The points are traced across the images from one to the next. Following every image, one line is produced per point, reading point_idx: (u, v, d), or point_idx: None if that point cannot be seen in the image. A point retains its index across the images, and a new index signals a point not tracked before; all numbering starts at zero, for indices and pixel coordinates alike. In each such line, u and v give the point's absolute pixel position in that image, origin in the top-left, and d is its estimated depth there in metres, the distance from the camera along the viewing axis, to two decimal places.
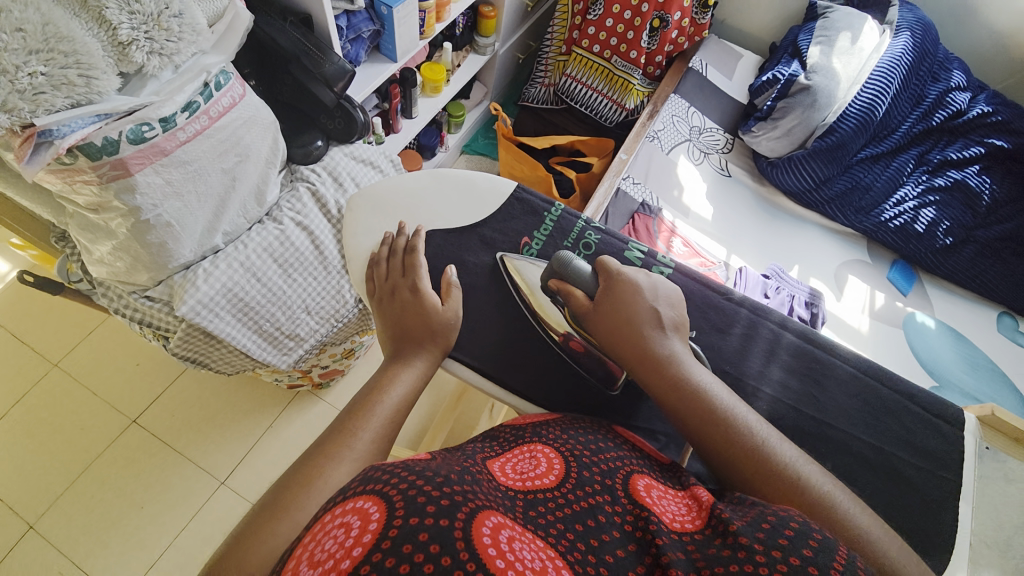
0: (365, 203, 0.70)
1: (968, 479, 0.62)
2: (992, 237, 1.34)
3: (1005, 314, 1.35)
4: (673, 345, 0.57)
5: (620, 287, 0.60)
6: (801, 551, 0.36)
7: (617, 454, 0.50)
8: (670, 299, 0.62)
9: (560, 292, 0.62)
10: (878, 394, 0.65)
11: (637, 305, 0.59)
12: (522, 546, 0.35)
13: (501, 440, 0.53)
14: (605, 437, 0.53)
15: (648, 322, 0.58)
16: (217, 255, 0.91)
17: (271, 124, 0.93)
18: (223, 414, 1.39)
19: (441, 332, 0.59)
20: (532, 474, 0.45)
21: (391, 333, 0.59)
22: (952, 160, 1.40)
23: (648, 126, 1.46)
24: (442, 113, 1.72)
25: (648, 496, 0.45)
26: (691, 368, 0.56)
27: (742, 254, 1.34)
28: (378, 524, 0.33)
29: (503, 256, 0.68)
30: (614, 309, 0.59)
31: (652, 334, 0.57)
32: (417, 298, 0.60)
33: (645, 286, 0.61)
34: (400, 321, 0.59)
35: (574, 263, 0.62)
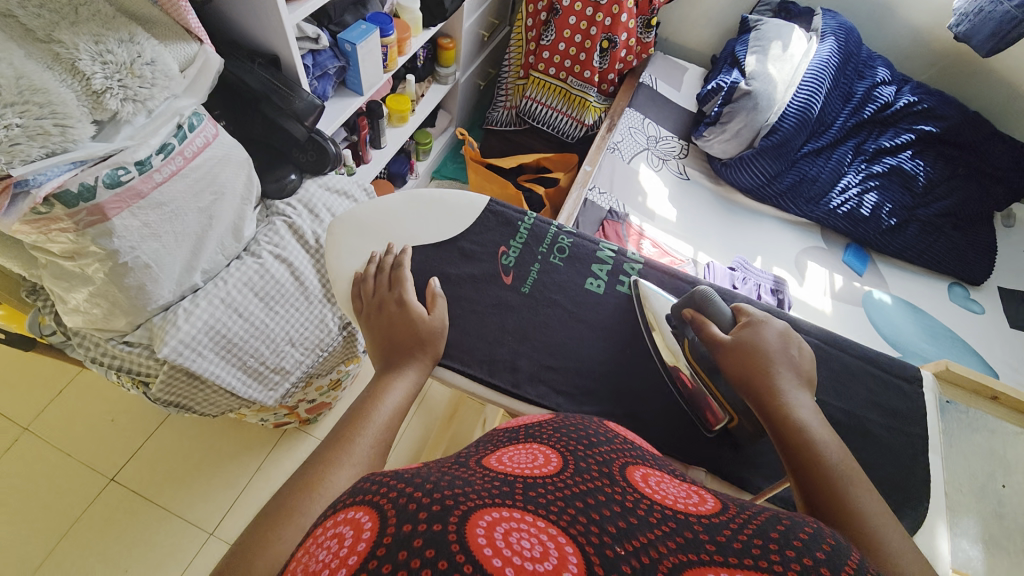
0: (344, 227, 0.71)
1: (932, 431, 0.66)
2: (933, 214, 1.48)
3: (955, 284, 1.48)
4: (807, 392, 0.56)
5: (766, 327, 0.60)
6: (812, 555, 0.34)
7: (610, 447, 0.51)
8: (805, 353, 0.61)
9: (693, 322, 0.62)
10: (841, 362, 0.70)
11: (775, 347, 0.58)
12: (519, 538, 0.33)
13: (496, 443, 0.54)
14: (598, 431, 0.53)
15: (783, 364, 0.57)
16: (197, 294, 0.91)
17: (244, 161, 0.95)
18: (208, 461, 1.35)
19: (431, 337, 0.61)
20: (531, 465, 0.45)
21: (380, 343, 0.61)
22: (886, 148, 1.52)
23: (608, 139, 1.54)
24: (410, 141, 1.78)
25: (645, 486, 0.44)
26: (816, 419, 0.53)
27: (709, 251, 1.42)
28: (371, 532, 0.33)
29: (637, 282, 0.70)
30: (755, 343, 0.58)
31: (788, 374, 0.57)
32: (405, 310, 0.62)
33: (786, 332, 0.61)
34: (385, 333, 0.61)
35: (713, 302, 0.62)
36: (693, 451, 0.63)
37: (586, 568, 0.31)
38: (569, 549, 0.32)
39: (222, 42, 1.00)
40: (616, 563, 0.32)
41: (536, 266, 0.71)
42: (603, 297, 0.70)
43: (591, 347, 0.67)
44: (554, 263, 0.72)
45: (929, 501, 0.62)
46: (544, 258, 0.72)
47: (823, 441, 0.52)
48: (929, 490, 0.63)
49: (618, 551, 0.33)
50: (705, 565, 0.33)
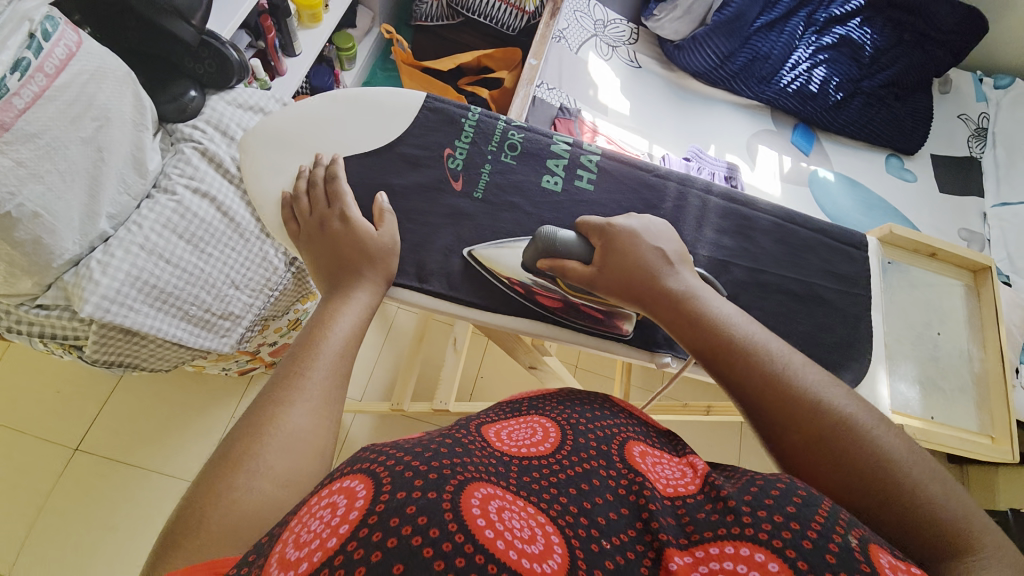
0: (267, 140, 0.58)
1: (876, 291, 0.70)
2: (876, 85, 1.49)
3: (892, 156, 1.57)
4: (680, 282, 0.53)
5: (620, 238, 0.55)
6: (784, 508, 0.36)
7: (614, 422, 0.48)
8: (669, 235, 0.58)
9: (552, 268, 0.55)
10: (798, 236, 0.70)
11: (641, 251, 0.55)
12: (511, 516, 0.34)
13: (497, 410, 0.51)
14: (602, 405, 0.50)
15: (657, 264, 0.54)
16: (109, 243, 0.80)
17: (125, 76, 0.79)
18: (176, 417, 1.31)
19: (379, 258, 0.54)
20: (528, 441, 0.44)
21: (320, 273, 0.54)
22: (836, 16, 1.46)
23: (552, 26, 1.40)
24: (329, 47, 1.57)
25: (642, 463, 0.44)
26: (705, 300, 0.52)
27: (663, 143, 1.38)
28: (365, 500, 0.33)
29: (471, 251, 0.59)
30: (617, 264, 0.54)
31: (659, 276, 0.53)
32: (348, 228, 0.54)
33: (640, 228, 0.56)
34: (320, 261, 0.54)
35: (559, 235, 0.56)
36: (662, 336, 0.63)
37: (569, 559, 0.33)
38: (555, 537, 0.34)
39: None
40: (599, 559, 0.33)
41: (488, 166, 0.61)
42: (561, 195, 0.63)
43: None
44: (508, 162, 0.62)
45: (874, 352, 0.67)
46: (495, 157, 0.62)
47: (713, 324, 0.50)
48: (871, 344, 0.68)
49: (603, 545, 0.34)
50: (693, 548, 0.35)
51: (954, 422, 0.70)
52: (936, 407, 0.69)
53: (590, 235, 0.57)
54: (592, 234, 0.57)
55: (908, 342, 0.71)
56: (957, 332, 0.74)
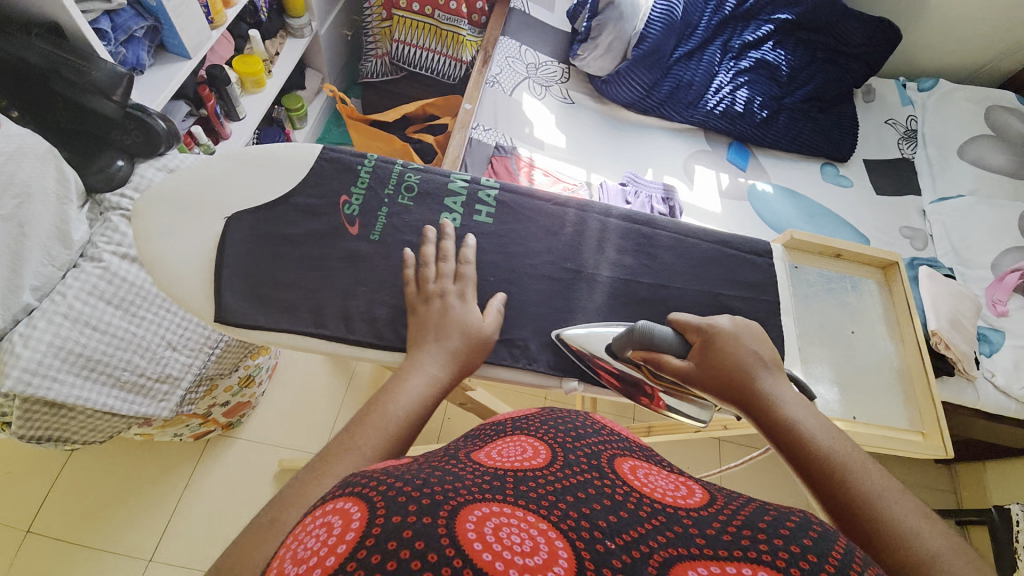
0: (163, 204, 0.58)
1: (785, 296, 0.72)
2: (798, 101, 1.58)
3: (827, 164, 1.65)
4: (780, 392, 0.56)
5: (720, 340, 0.58)
6: (801, 541, 0.32)
7: (597, 437, 0.45)
8: (762, 339, 0.61)
9: (645, 360, 0.58)
10: (700, 249, 0.72)
11: (738, 353, 0.58)
12: (510, 532, 0.31)
13: (482, 435, 0.49)
14: (584, 421, 0.48)
15: (754, 367, 0.57)
16: (33, 315, 0.79)
17: (47, 151, 0.82)
18: (132, 489, 1.27)
19: (475, 342, 0.55)
20: (520, 457, 0.41)
21: (414, 343, 0.54)
22: (750, 42, 1.56)
23: (485, 73, 1.48)
24: (279, 109, 1.63)
25: (635, 477, 0.41)
26: (797, 408, 0.54)
27: (600, 171, 1.43)
28: (359, 522, 0.30)
29: (559, 333, 0.63)
30: (715, 362, 0.57)
31: (757, 380, 0.56)
32: (448, 313, 0.55)
33: (738, 329, 0.60)
34: (421, 328, 0.55)
35: (659, 329, 0.58)
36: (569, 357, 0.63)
37: (577, 566, 0.29)
38: (558, 543, 0.31)
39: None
40: (606, 559, 0.30)
41: (384, 209, 0.63)
42: (460, 230, 0.65)
43: None
44: (404, 204, 0.64)
45: (785, 354, 0.68)
46: (392, 199, 0.64)
47: (805, 432, 0.52)
48: (783, 348, 0.69)
49: (610, 546, 0.31)
50: (706, 560, 0.31)
51: (878, 421, 0.69)
52: (857, 406, 0.69)
53: (686, 332, 0.61)
54: (689, 330, 0.61)
55: (823, 341, 0.72)
56: (873, 329, 0.74)
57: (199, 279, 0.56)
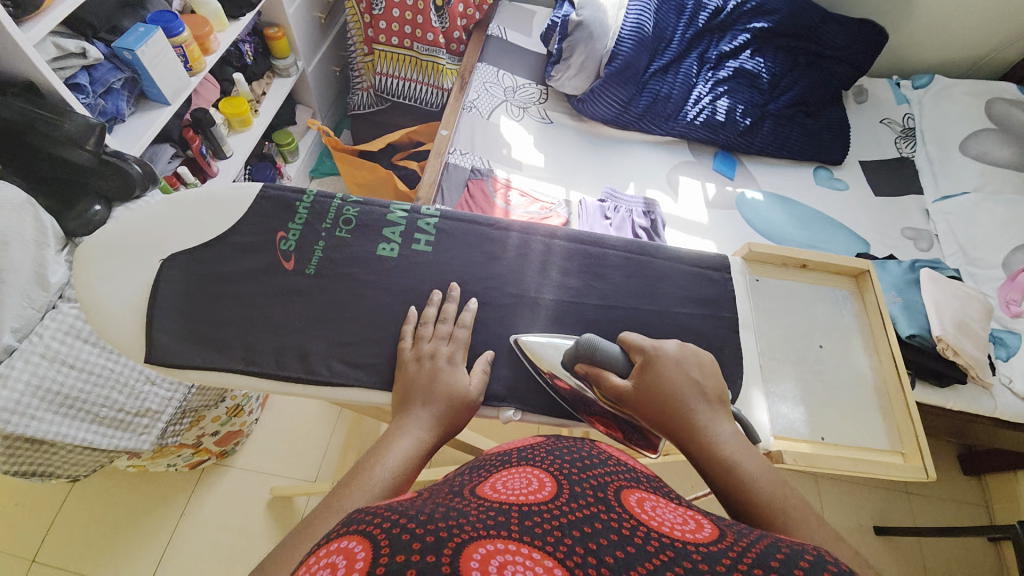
0: (100, 250, 0.59)
1: (743, 311, 0.68)
2: (782, 107, 1.56)
3: (820, 168, 1.60)
4: (717, 427, 0.51)
5: (659, 364, 0.54)
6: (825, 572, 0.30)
7: (604, 469, 0.45)
8: (707, 363, 0.57)
9: (589, 375, 0.55)
10: (651, 267, 0.70)
11: (677, 380, 0.53)
12: (516, 569, 0.30)
13: (490, 468, 0.48)
14: (590, 453, 0.48)
15: (692, 396, 0.52)
16: (14, 355, 0.80)
17: (25, 203, 0.85)
18: (126, 522, 1.27)
19: (464, 406, 0.52)
20: (524, 491, 0.40)
21: (402, 404, 0.52)
22: (727, 52, 1.56)
23: (463, 98, 1.50)
24: (269, 145, 1.69)
25: (643, 509, 0.40)
26: (736, 445, 0.50)
27: (580, 188, 1.42)
28: (365, 561, 0.30)
29: (517, 338, 0.62)
30: (653, 388, 0.52)
31: (695, 412, 0.51)
32: (446, 375, 0.54)
33: (682, 354, 0.55)
34: (409, 390, 0.53)
35: (602, 346, 0.55)
36: (510, 385, 0.62)
37: None
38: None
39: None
40: None
41: (321, 242, 0.63)
42: (397, 260, 0.64)
43: (389, 314, 0.60)
44: (342, 237, 0.64)
45: (744, 373, 0.64)
46: (330, 233, 0.64)
47: (742, 471, 0.48)
48: (742, 366, 0.65)
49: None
50: None
51: (852, 440, 0.64)
52: (825, 426, 0.64)
53: (630, 352, 0.56)
54: (633, 350, 0.57)
55: (788, 358, 0.67)
56: (843, 342, 0.70)
57: (132, 321, 0.56)
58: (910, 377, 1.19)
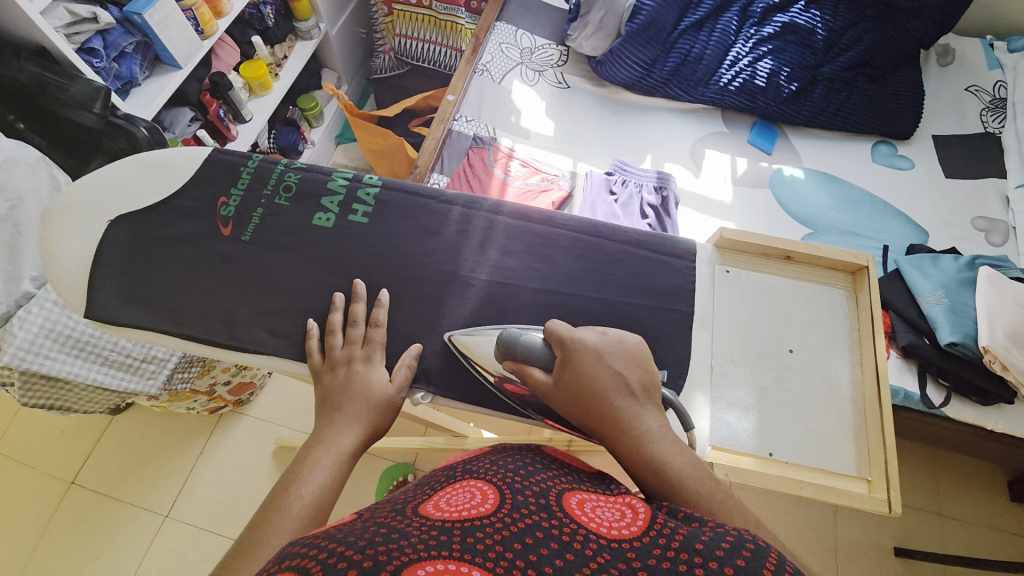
0: (57, 209, 0.62)
1: (702, 304, 0.61)
2: (838, 70, 1.35)
3: (881, 143, 1.38)
4: (641, 415, 0.46)
5: (578, 358, 0.48)
6: None
7: (546, 474, 0.44)
8: (631, 347, 0.51)
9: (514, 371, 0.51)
10: (603, 250, 0.64)
11: (600, 376, 0.47)
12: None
13: (431, 480, 0.46)
14: (531, 458, 0.46)
15: (614, 391, 0.47)
16: (31, 300, 0.89)
17: (38, 160, 0.94)
18: (153, 456, 1.43)
19: (385, 410, 0.52)
20: (466, 506, 0.37)
21: (321, 415, 0.51)
22: (775, 4, 1.37)
23: (475, 60, 1.43)
24: (294, 109, 1.73)
25: (582, 511, 0.38)
26: (662, 433, 0.46)
27: (590, 160, 1.33)
28: None
29: (451, 337, 0.59)
30: (573, 387, 0.47)
31: (619, 411, 0.46)
32: (363, 374, 0.54)
33: (603, 346, 0.49)
34: (327, 399, 0.52)
35: (524, 338, 0.52)
36: (428, 365, 0.59)
37: None
38: None
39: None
40: None
41: (259, 210, 0.64)
42: (332, 230, 0.63)
43: (314, 285, 0.61)
44: (280, 204, 0.64)
45: (689, 372, 0.58)
46: (269, 200, 0.64)
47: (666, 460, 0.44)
48: (689, 364, 0.59)
49: None
50: None
51: (808, 461, 0.57)
52: (776, 439, 0.57)
53: (551, 344, 0.50)
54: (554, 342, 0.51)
55: (748, 360, 0.60)
56: (822, 348, 0.61)
57: (82, 278, 0.60)
58: (946, 391, 1.05)
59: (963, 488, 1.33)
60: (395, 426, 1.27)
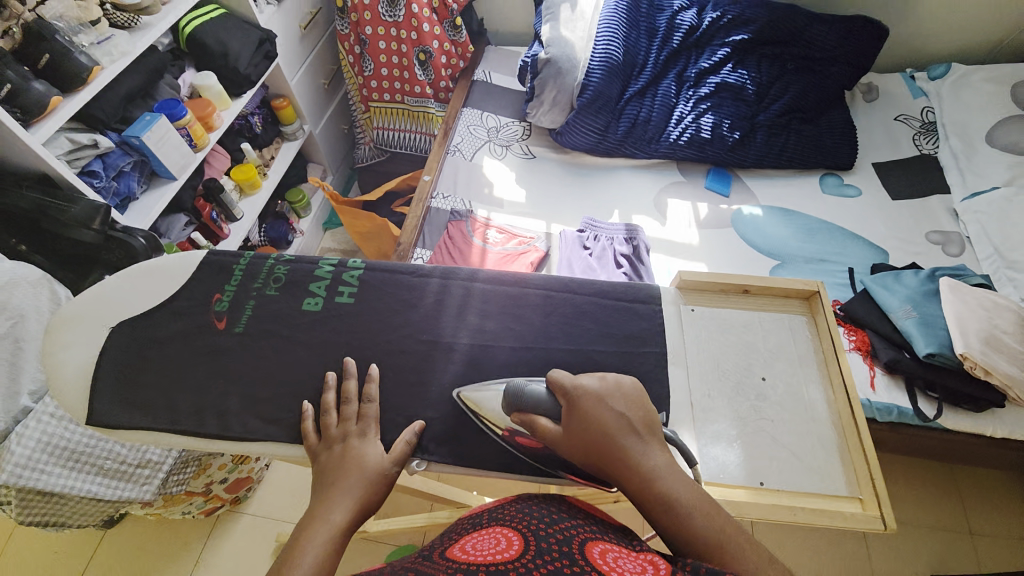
0: (60, 322, 0.66)
1: (672, 343, 0.65)
2: (773, 116, 1.50)
3: (827, 175, 1.50)
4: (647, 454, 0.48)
5: (581, 403, 0.50)
6: None
7: (572, 522, 0.46)
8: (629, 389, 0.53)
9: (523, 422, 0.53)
10: (571, 303, 0.69)
11: (603, 417, 0.50)
12: None
13: (460, 530, 0.49)
14: (560, 508, 0.48)
15: (619, 432, 0.49)
16: (29, 415, 0.91)
17: (40, 278, 0.98)
18: (148, 570, 1.36)
19: (378, 483, 0.54)
20: (492, 551, 0.41)
21: (317, 493, 0.52)
22: (707, 68, 1.52)
23: (447, 143, 1.57)
24: (282, 203, 1.84)
25: (604, 561, 0.40)
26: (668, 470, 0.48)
27: (562, 221, 1.42)
28: None
29: (459, 393, 0.62)
30: (579, 432, 0.49)
31: (627, 449, 0.48)
32: (358, 448, 0.56)
33: (604, 390, 0.52)
34: (322, 476, 0.54)
35: (528, 388, 0.53)
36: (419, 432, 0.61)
37: None
38: None
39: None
40: None
41: (251, 303, 0.68)
42: (320, 313, 0.67)
43: (304, 367, 0.64)
44: (270, 294, 0.69)
45: (670, 411, 0.61)
46: (260, 292, 0.69)
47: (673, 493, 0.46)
48: (668, 402, 0.61)
49: None
50: None
51: (799, 486, 0.58)
52: (764, 469, 0.58)
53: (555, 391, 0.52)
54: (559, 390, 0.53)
55: (722, 393, 0.63)
56: (793, 373, 0.65)
57: (83, 385, 0.63)
58: (936, 402, 1.07)
59: (986, 500, 1.30)
60: (399, 503, 1.24)
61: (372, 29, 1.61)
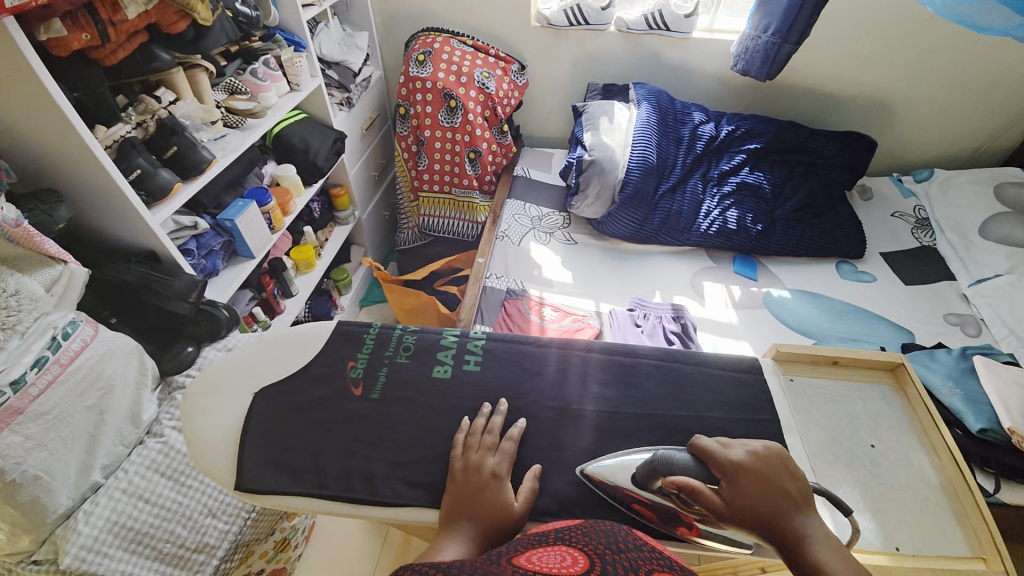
0: (200, 387, 0.70)
1: (783, 413, 0.70)
2: (789, 212, 1.69)
3: (842, 262, 1.66)
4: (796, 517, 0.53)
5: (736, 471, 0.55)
6: None
7: (639, 553, 0.42)
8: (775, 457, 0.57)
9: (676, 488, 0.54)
10: (682, 373, 0.74)
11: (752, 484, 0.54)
12: None
13: (526, 542, 0.46)
14: (625, 538, 0.45)
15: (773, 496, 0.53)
16: (98, 491, 0.89)
17: (133, 348, 1.00)
18: None
19: (511, 523, 0.57)
20: (557, 566, 0.39)
21: (449, 516, 0.57)
22: (727, 170, 1.74)
23: (495, 230, 1.71)
24: (328, 282, 1.92)
25: None
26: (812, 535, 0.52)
27: (609, 300, 1.52)
28: None
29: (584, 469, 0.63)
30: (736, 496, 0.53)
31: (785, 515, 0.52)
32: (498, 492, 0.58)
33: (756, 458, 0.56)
34: (458, 500, 0.58)
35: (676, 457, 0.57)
36: (561, 498, 0.62)
37: None
38: None
39: (91, 250, 1.08)
40: None
41: (384, 370, 0.72)
42: (450, 380, 0.72)
43: (442, 432, 0.66)
44: (401, 362, 0.74)
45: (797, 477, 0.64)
46: (391, 359, 0.74)
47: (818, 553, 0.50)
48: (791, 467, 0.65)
49: None
50: None
51: (935, 548, 0.64)
52: (899, 535, 0.65)
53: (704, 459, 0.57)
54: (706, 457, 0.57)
55: (829, 453, 0.70)
56: (896, 440, 0.72)
57: (228, 449, 0.65)
58: (994, 478, 1.10)
59: None
60: None
61: (431, 132, 1.82)
